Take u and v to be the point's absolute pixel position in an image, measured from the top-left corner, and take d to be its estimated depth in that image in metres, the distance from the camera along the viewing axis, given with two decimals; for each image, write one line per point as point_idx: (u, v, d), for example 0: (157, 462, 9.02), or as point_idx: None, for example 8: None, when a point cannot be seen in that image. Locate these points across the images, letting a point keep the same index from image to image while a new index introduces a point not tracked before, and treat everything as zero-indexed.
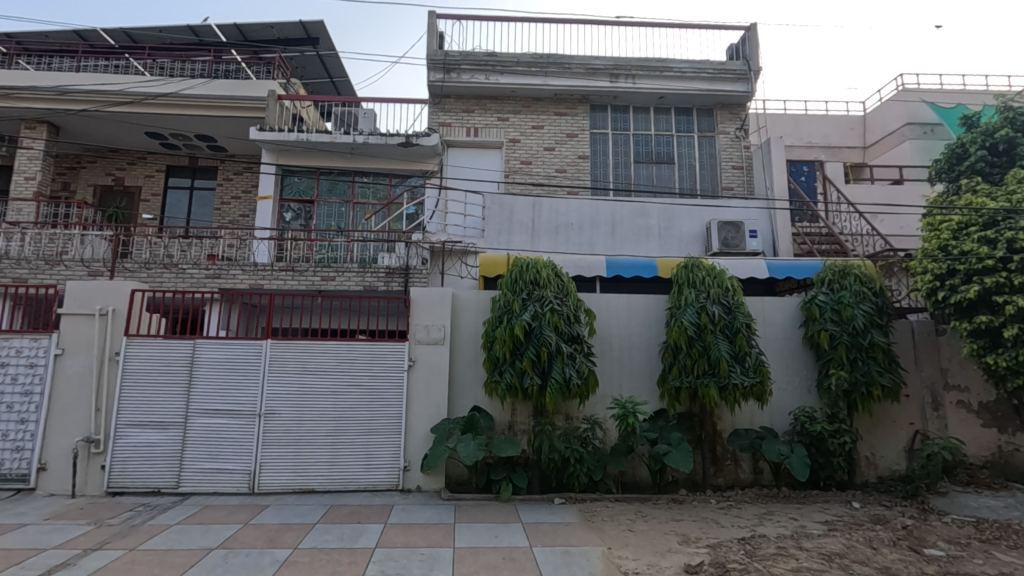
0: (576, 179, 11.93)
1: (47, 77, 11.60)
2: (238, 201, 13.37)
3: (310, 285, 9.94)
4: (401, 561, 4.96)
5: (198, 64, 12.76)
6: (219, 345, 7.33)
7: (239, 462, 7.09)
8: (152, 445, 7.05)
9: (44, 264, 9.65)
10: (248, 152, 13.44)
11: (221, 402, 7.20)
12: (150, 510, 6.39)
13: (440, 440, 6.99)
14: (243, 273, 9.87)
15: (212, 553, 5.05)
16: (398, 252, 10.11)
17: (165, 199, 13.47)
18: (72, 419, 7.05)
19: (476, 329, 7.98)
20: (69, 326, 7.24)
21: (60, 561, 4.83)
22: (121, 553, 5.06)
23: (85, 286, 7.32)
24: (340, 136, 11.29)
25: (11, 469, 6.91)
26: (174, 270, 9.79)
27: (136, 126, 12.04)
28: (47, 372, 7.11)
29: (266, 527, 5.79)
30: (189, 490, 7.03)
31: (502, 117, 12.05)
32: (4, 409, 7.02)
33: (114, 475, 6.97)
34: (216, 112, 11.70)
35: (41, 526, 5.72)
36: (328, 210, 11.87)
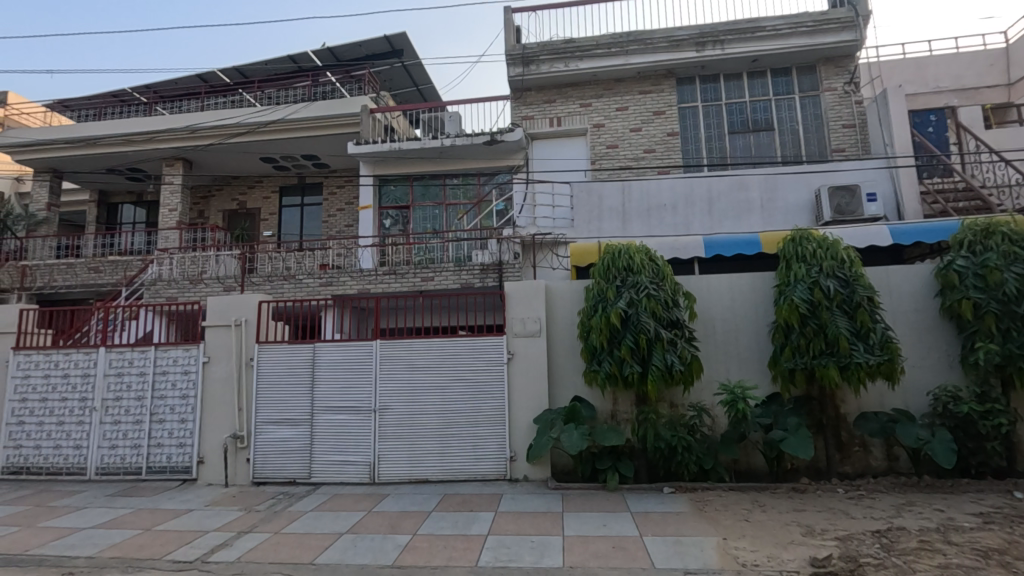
0: (665, 158, 11.51)
1: (179, 119, 13.15)
2: (342, 213, 14.38)
3: (411, 286, 10.50)
4: (513, 548, 5.12)
5: (299, 90, 13.70)
6: (336, 347, 7.97)
7: (360, 454, 7.66)
8: (286, 440, 7.83)
9: (189, 283, 11.00)
10: (348, 167, 14.40)
11: (341, 399, 7.82)
12: (288, 498, 7.11)
13: (544, 431, 7.08)
14: (352, 279, 10.64)
15: (343, 537, 5.53)
16: (491, 249, 10.36)
17: (281, 217, 14.82)
18: (221, 418, 7.99)
19: (572, 319, 8.00)
20: (213, 337, 8.23)
21: (219, 542, 5.51)
22: (268, 535, 5.67)
23: (222, 301, 8.26)
24: (429, 141, 11.74)
25: (177, 463, 7.98)
26: (293, 281, 10.76)
27: (252, 153, 13.33)
28: (198, 378, 8.12)
29: (388, 515, 6.22)
30: (320, 481, 7.70)
31: (585, 103, 11.88)
32: (167, 410, 8.10)
33: (257, 467, 7.82)
34: (317, 132, 12.61)
35: (203, 512, 6.57)
36: (423, 215, 12.40)
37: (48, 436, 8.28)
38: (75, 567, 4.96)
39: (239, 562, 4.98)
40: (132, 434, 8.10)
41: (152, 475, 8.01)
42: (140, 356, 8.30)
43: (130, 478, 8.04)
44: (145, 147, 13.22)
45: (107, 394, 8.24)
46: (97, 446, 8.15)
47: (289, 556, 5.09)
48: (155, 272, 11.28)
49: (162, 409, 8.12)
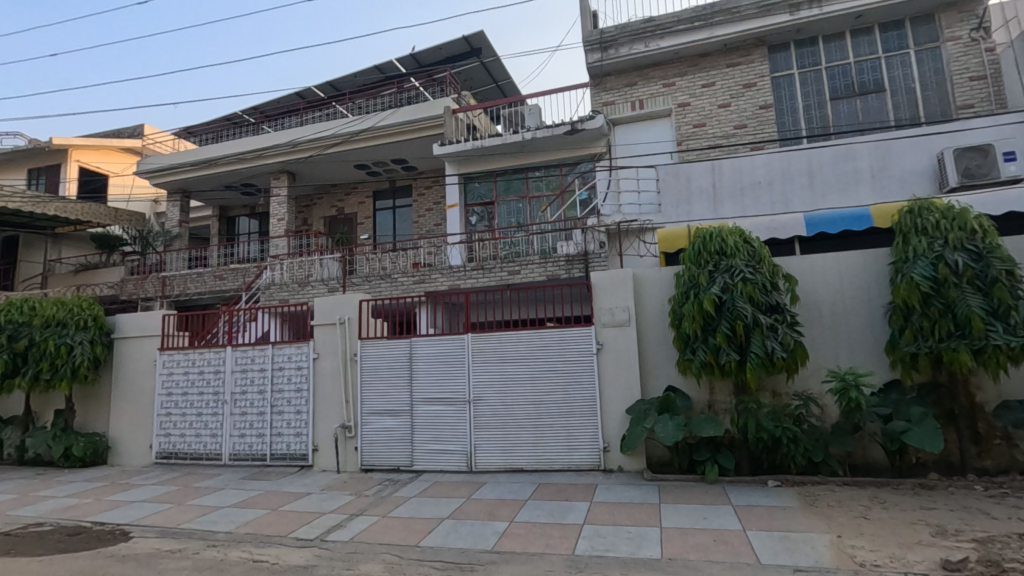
0: (759, 132, 10.82)
1: (282, 135, 14.28)
2: (431, 213, 14.94)
3: (498, 280, 10.71)
4: (609, 538, 5.11)
5: (386, 98, 14.38)
6: (430, 342, 8.33)
7: (458, 444, 7.97)
8: (390, 430, 8.31)
9: (298, 286, 11.95)
10: (434, 167, 14.91)
11: (438, 391, 8.17)
12: (393, 484, 7.55)
13: (637, 421, 6.97)
14: (443, 276, 11.05)
15: (444, 522, 5.80)
16: (576, 239, 10.39)
17: (375, 220, 15.67)
18: (331, 409, 8.65)
19: (661, 307, 7.80)
20: (320, 335, 8.91)
21: (335, 523, 5.98)
22: (377, 518, 6.07)
23: (328, 301, 8.91)
24: (510, 136, 11.87)
25: (296, 450, 8.74)
26: (389, 280, 11.36)
27: (347, 161, 14.19)
28: (310, 372, 8.83)
29: (486, 502, 6.43)
30: (422, 468, 8.11)
31: (667, 83, 11.44)
32: (285, 402, 8.89)
33: (365, 455, 8.38)
34: (404, 137, 13.17)
35: (320, 495, 7.16)
36: (508, 209, 12.58)
37: (190, 425, 9.39)
38: (217, 540, 5.60)
39: (352, 541, 5.38)
40: (257, 424, 8.99)
41: (275, 461, 8.84)
42: (261, 354, 9.17)
43: (257, 463, 8.93)
44: (255, 164, 14.51)
45: (235, 388, 9.19)
46: (229, 435, 9.13)
47: (397, 538, 5.42)
48: (269, 277, 12.39)
49: (280, 401, 8.92)
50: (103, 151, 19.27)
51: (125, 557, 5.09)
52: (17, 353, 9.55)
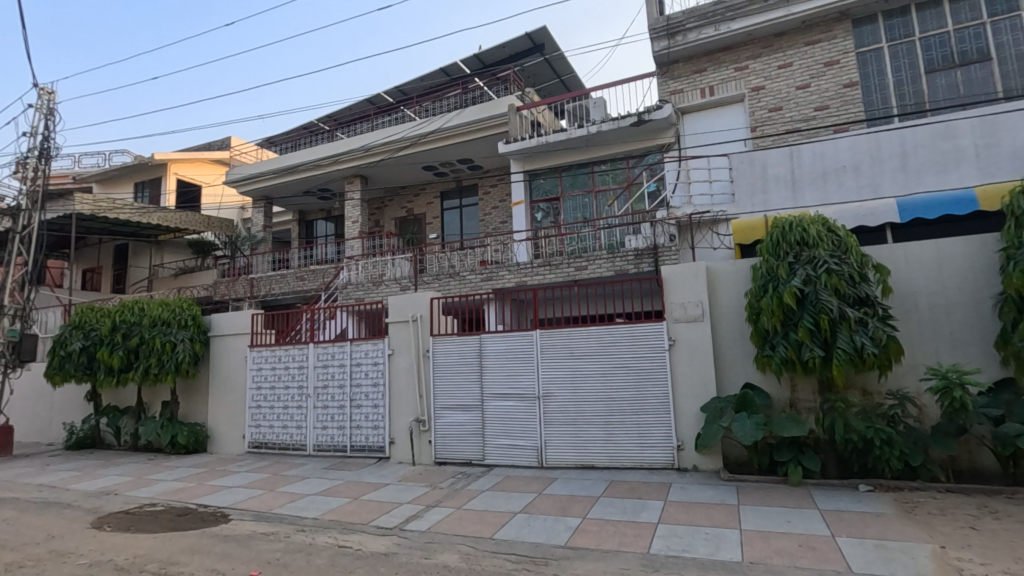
0: (842, 113, 10.14)
1: (355, 140, 14.91)
2: (497, 210, 15.12)
3: (565, 276, 10.68)
4: (686, 538, 4.98)
5: (452, 99, 14.68)
6: (499, 338, 8.45)
7: (528, 439, 8.03)
8: (462, 424, 8.51)
9: (372, 285, 12.45)
10: (499, 165, 15.06)
11: (508, 387, 8.27)
12: (466, 477, 7.74)
13: (713, 419, 6.74)
14: (510, 273, 11.15)
15: (517, 516, 5.88)
16: (645, 233, 10.17)
17: (443, 220, 16.04)
18: (406, 404, 8.97)
19: (737, 301, 7.50)
20: (395, 332, 9.26)
21: (412, 513, 6.21)
22: (452, 510, 6.25)
23: (401, 299, 9.23)
24: (575, 131, 11.79)
25: (373, 442, 9.14)
26: (458, 278, 11.60)
27: (416, 163, 14.60)
28: (385, 368, 9.19)
29: (557, 497, 6.45)
30: (493, 463, 8.24)
31: (740, 67, 10.94)
32: (363, 396, 9.31)
33: (438, 448, 8.62)
34: (469, 137, 13.38)
35: (397, 486, 7.45)
36: (574, 204, 12.49)
37: (278, 417, 10.04)
38: (306, 525, 5.97)
39: (429, 531, 5.57)
40: (338, 416, 9.47)
41: (355, 452, 9.28)
42: (340, 350, 9.65)
43: (338, 454, 9.41)
44: (331, 169, 15.24)
45: (317, 383, 9.72)
46: (313, 426, 9.68)
47: (472, 530, 5.55)
48: (345, 277, 13.00)
49: (359, 396, 9.35)
50: (197, 163, 20.89)
51: (226, 537, 5.53)
52: (130, 350, 10.56)
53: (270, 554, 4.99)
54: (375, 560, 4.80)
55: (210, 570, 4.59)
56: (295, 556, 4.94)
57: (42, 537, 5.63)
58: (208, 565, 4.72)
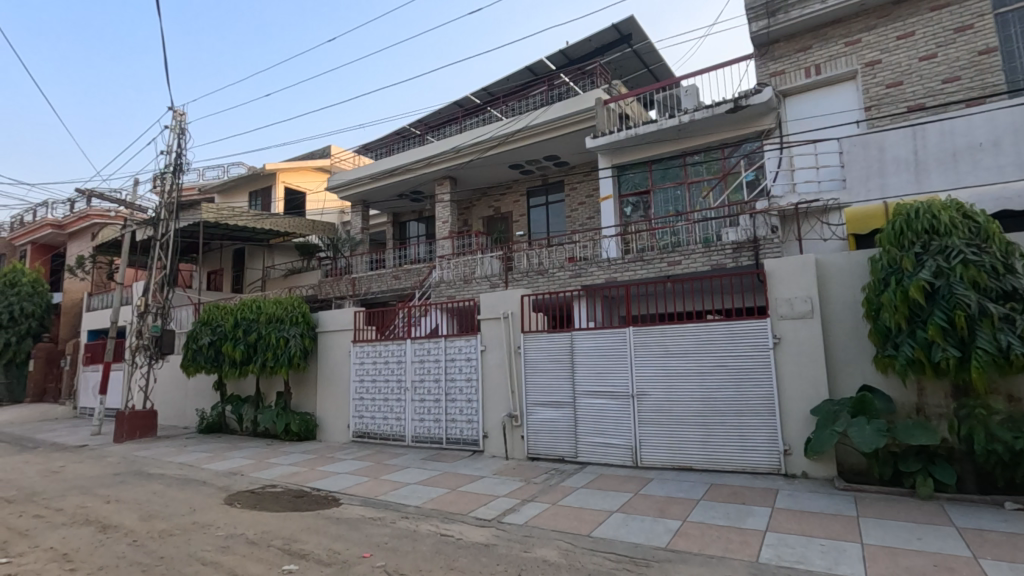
0: (977, 84, 9.02)
1: (444, 143, 15.37)
2: (584, 206, 15.00)
3: (657, 272, 10.38)
4: (798, 549, 4.69)
5: (537, 97, 14.73)
6: (591, 336, 8.38)
7: (622, 438, 7.91)
8: (554, 421, 8.54)
9: (462, 283, 12.77)
10: (586, 161, 14.92)
11: (600, 385, 8.18)
12: (560, 474, 7.76)
13: (825, 424, 6.29)
14: (599, 269, 11.01)
15: (614, 515, 5.81)
16: (744, 225, 9.72)
17: (530, 217, 16.16)
18: (499, 399, 9.15)
19: (852, 296, 6.93)
20: (487, 329, 9.47)
21: (509, 506, 6.33)
22: (547, 505, 6.30)
23: (492, 297, 9.40)
24: (666, 121, 11.41)
25: (468, 435, 9.41)
26: (547, 275, 11.62)
27: (503, 162, 14.81)
28: (478, 363, 9.42)
29: (655, 499, 6.30)
30: (586, 460, 8.19)
31: (850, 41, 10.07)
32: (457, 391, 9.60)
33: (531, 444, 8.71)
34: (556, 133, 13.34)
35: (492, 479, 7.62)
36: (665, 196, 12.13)
37: (379, 409, 10.62)
38: (409, 512, 6.26)
39: (526, 525, 5.65)
40: (434, 410, 9.85)
41: (450, 444, 9.61)
42: (435, 346, 10.02)
43: (435, 445, 9.79)
44: (423, 172, 15.83)
45: (415, 377, 10.16)
46: (411, 418, 10.15)
47: (568, 526, 5.56)
48: (438, 275, 13.45)
49: (453, 390, 9.65)
50: (302, 171, 22.50)
51: (339, 520, 5.94)
52: (250, 345, 11.59)
53: (378, 538, 5.29)
54: (476, 550, 4.95)
55: (327, 548, 4.95)
56: (401, 541, 5.20)
57: (185, 510, 6.35)
58: (325, 544, 5.09)
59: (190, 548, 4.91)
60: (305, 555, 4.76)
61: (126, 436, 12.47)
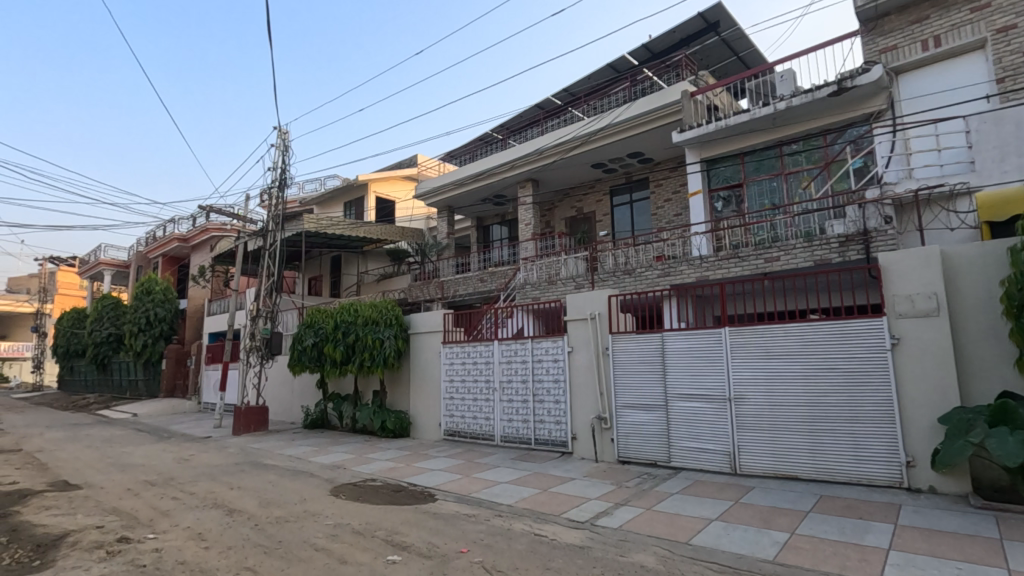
0: None
1: (527, 146, 15.50)
2: (670, 203, 14.55)
3: (754, 269, 9.82)
4: (930, 571, 4.24)
5: (620, 93, 14.49)
6: (683, 336, 8.10)
7: (718, 443, 7.55)
8: (645, 424, 8.32)
9: (547, 284, 12.78)
10: (672, 156, 14.45)
11: (694, 387, 7.87)
12: (653, 479, 7.55)
13: (957, 433, 5.65)
14: (689, 268, 10.61)
15: (714, 524, 5.56)
16: (853, 216, 8.96)
17: (614, 216, 15.91)
18: (588, 400, 9.06)
19: (987, 292, 6.21)
20: (574, 329, 9.41)
21: (602, 509, 6.25)
22: (642, 510, 6.16)
23: (579, 298, 9.34)
24: (760, 110, 10.80)
25: (556, 436, 9.40)
26: (634, 275, 11.36)
27: (586, 161, 14.70)
28: (566, 365, 9.39)
29: (757, 508, 5.97)
30: (680, 465, 7.90)
31: (977, 7, 9.02)
32: (545, 392, 9.62)
33: (621, 447, 8.54)
34: (640, 130, 13.04)
35: (583, 481, 7.56)
36: (759, 189, 11.48)
37: (468, 409, 10.89)
38: (502, 511, 6.36)
39: (621, 529, 5.55)
40: (522, 410, 9.94)
41: (539, 445, 9.65)
42: (522, 347, 10.10)
43: (524, 446, 9.88)
44: (506, 176, 16.07)
45: (502, 377, 10.31)
46: (500, 418, 10.31)
47: (666, 532, 5.39)
48: (523, 277, 13.55)
49: (541, 391, 9.69)
50: (391, 180, 23.58)
51: (435, 515, 6.15)
52: (349, 346, 12.28)
53: (474, 534, 5.42)
54: (571, 551, 4.94)
55: (426, 542, 5.14)
56: (497, 538, 5.29)
57: (297, 499, 6.85)
58: (424, 537, 5.29)
59: (304, 534, 5.29)
60: (407, 547, 4.97)
61: (243, 429, 13.67)
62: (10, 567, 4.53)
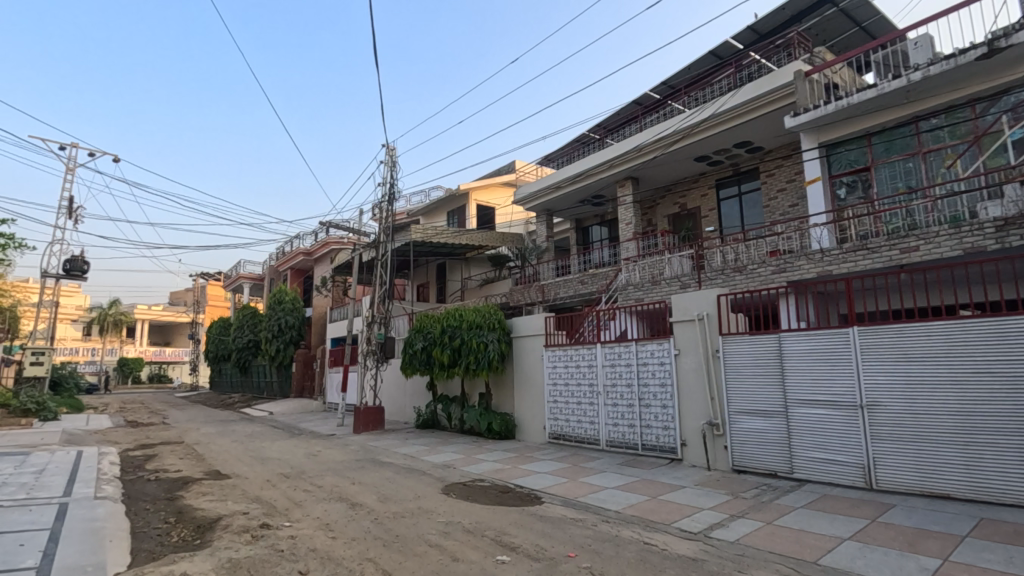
0: None
1: (624, 144, 15.16)
2: (784, 192, 13.53)
3: (888, 262, 8.81)
4: None
5: (724, 81, 13.74)
6: (803, 338, 7.49)
7: (849, 455, 6.86)
8: (762, 431, 7.77)
9: (650, 285, 12.37)
10: (785, 142, 13.42)
11: (819, 393, 7.22)
12: (773, 490, 7.01)
13: None
14: (808, 263, 9.81)
15: (847, 544, 5.06)
16: (1012, 196, 7.69)
17: (720, 211, 15.11)
18: (698, 406, 8.63)
19: None
20: (681, 331, 9.04)
21: (716, 520, 5.93)
22: (761, 524, 5.75)
23: (685, 298, 8.96)
24: (890, 84, 9.71)
25: (665, 442, 9.07)
26: (746, 272, 10.67)
27: (688, 155, 14.09)
28: (673, 368, 9.03)
29: (899, 529, 5.33)
30: (804, 477, 7.27)
31: None
32: (652, 396, 9.31)
33: (736, 455, 8.04)
34: (747, 118, 12.25)
35: (695, 490, 7.22)
36: (891, 172, 10.33)
37: (573, 412, 10.83)
38: (610, 517, 6.25)
39: (738, 543, 5.22)
40: (628, 414, 9.71)
41: (646, 451, 9.36)
42: (626, 349, 9.86)
43: (630, 451, 9.63)
44: (604, 175, 15.83)
45: (606, 381, 10.13)
46: (605, 422, 10.14)
47: (790, 550, 4.99)
48: (625, 278, 13.25)
49: (647, 394, 9.39)
50: (491, 188, 24.20)
51: (542, 517, 6.18)
52: (455, 349, 12.73)
53: (582, 539, 5.37)
54: (684, 563, 4.73)
55: (535, 544, 5.17)
56: (605, 545, 5.21)
57: (412, 496, 7.22)
58: (532, 539, 5.33)
59: (419, 530, 5.55)
60: (515, 548, 5.04)
61: (363, 428, 14.66)
62: (177, 544, 5.22)
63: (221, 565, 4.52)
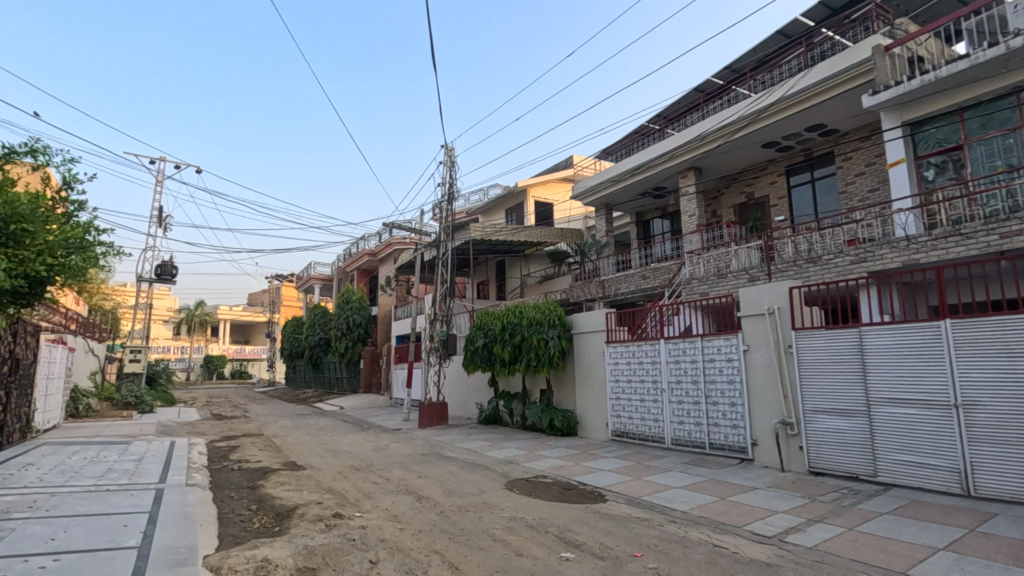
0: None
1: (685, 133, 14.68)
2: (863, 176, 12.68)
3: (985, 248, 8.05)
4: None
5: (794, 61, 13.02)
6: (886, 333, 7.00)
7: (941, 459, 6.33)
8: (842, 431, 7.30)
9: (715, 278, 11.91)
10: (863, 123, 12.53)
11: (907, 391, 6.71)
12: (855, 495, 6.59)
13: None
14: (892, 251, 9.12)
15: (941, 554, 4.68)
16: None
17: (791, 199, 14.36)
18: (770, 404, 8.24)
19: None
20: (750, 326, 8.67)
21: (792, 524, 5.64)
22: (843, 530, 5.41)
23: (755, 292, 8.59)
24: (986, 53, 8.85)
25: (734, 441, 8.72)
26: (820, 263, 10.03)
27: (755, 141, 13.44)
28: (742, 365, 8.66)
29: (1003, 540, 4.87)
30: (891, 481, 6.77)
31: None
32: (719, 394, 8.97)
33: (813, 457, 7.61)
34: (820, 99, 11.52)
35: (768, 492, 6.90)
36: (987, 150, 9.45)
37: (636, 409, 10.62)
38: (677, 517, 6.09)
39: (817, 550, 4.94)
40: (693, 412, 9.42)
41: (714, 450, 9.04)
42: (691, 346, 9.56)
43: (697, 450, 9.33)
44: (665, 167, 15.38)
45: (671, 378, 9.86)
46: (670, 421, 9.88)
47: (876, 558, 4.67)
48: (689, 271, 12.80)
49: (714, 392, 9.06)
50: (549, 183, 24.11)
51: (606, 516, 6.09)
52: (515, 346, 12.80)
53: (648, 539, 5.25)
54: (757, 567, 4.53)
55: (599, 542, 5.11)
56: (672, 545, 5.08)
57: (476, 490, 7.32)
58: (596, 537, 5.27)
59: (483, 524, 5.62)
60: (580, 545, 4.99)
61: (427, 422, 15.02)
62: (259, 530, 5.54)
63: (298, 552, 4.74)
